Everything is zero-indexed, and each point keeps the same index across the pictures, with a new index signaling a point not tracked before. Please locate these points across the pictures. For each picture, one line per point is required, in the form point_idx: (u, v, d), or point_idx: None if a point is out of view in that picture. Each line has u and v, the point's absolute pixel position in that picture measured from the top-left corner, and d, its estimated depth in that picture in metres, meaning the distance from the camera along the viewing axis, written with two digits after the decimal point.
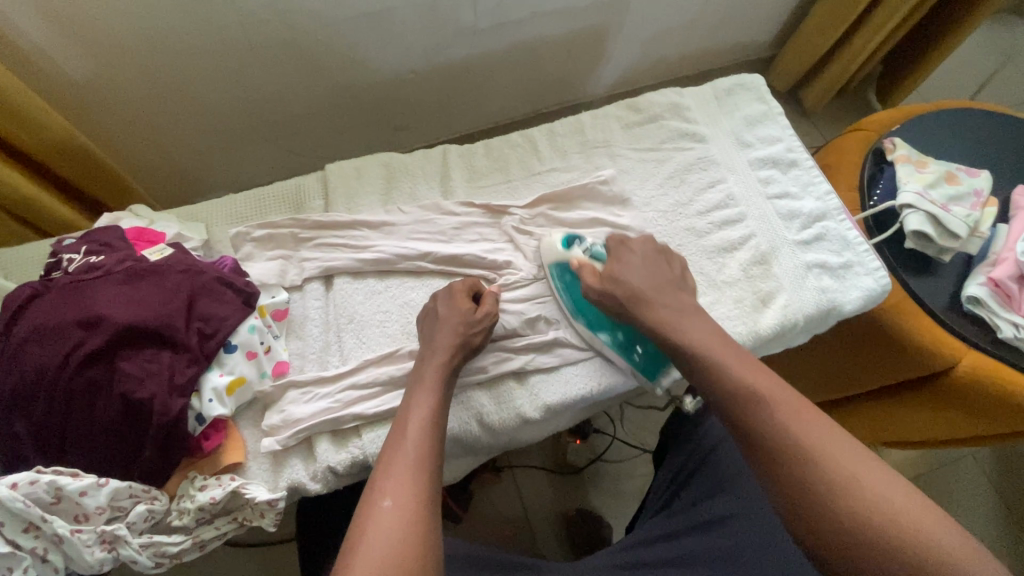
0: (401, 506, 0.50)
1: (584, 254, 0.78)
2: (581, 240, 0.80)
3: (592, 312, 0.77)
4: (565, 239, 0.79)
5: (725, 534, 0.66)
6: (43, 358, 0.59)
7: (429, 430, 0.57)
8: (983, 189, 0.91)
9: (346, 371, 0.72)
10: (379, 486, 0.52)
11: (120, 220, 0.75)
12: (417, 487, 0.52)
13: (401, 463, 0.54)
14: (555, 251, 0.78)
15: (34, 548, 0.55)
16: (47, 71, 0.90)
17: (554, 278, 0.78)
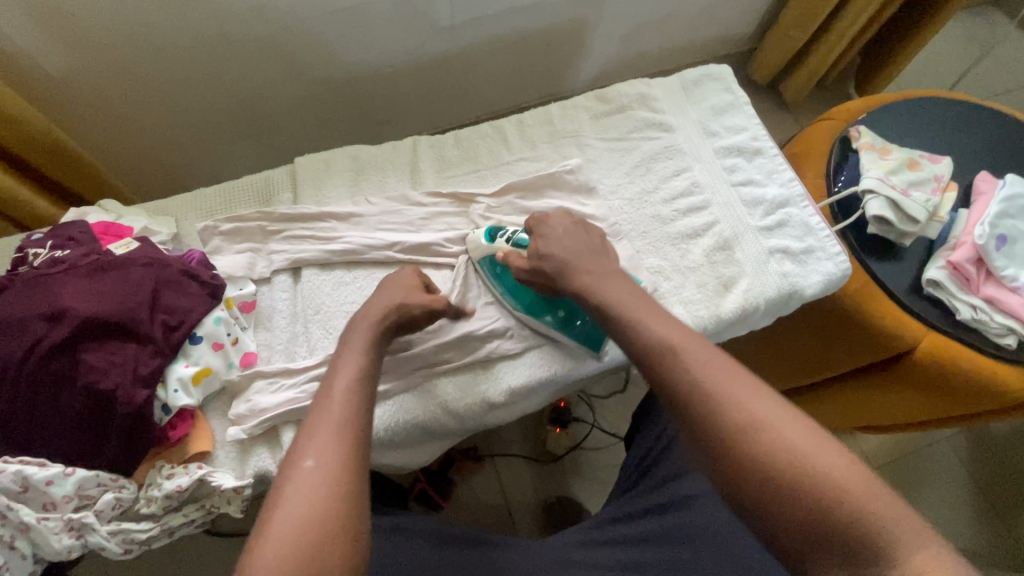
0: (326, 462, 0.47)
1: (506, 243, 0.78)
2: (503, 230, 0.79)
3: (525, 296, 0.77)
4: (489, 233, 0.80)
5: (689, 514, 0.69)
6: (7, 350, 0.59)
7: (358, 388, 0.54)
8: (943, 175, 0.93)
9: (313, 360, 0.73)
10: (307, 445, 0.48)
11: (87, 214, 0.76)
12: (340, 444, 0.49)
13: (330, 423, 0.50)
14: (480, 247, 0.79)
15: (1, 534, 0.57)
16: (23, 71, 0.90)
17: (486, 268, 0.80)
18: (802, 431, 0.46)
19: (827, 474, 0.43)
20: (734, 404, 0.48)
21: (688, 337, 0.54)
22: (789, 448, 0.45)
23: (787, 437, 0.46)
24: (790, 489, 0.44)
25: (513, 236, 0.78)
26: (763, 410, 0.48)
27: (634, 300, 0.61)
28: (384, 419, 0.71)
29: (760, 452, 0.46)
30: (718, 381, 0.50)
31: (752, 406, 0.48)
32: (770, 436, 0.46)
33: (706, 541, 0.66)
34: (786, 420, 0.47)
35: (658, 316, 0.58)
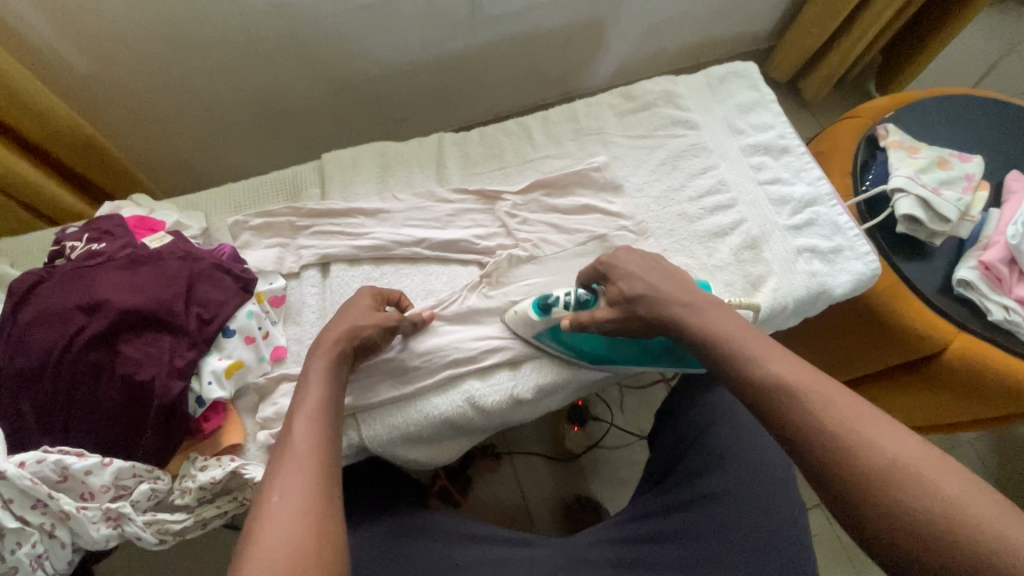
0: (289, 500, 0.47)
1: (567, 310, 0.74)
2: (553, 296, 0.74)
3: (603, 346, 0.74)
4: (537, 305, 0.74)
5: (717, 509, 0.68)
6: (47, 341, 0.60)
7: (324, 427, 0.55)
8: (974, 174, 0.92)
9: None
10: (277, 488, 0.48)
11: (121, 209, 0.77)
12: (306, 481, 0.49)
13: (296, 466, 0.50)
14: (533, 323, 0.74)
15: (42, 523, 0.57)
16: (53, 65, 0.91)
17: (550, 341, 0.75)
18: (949, 474, 0.42)
19: (979, 519, 0.39)
20: (863, 440, 0.45)
21: (810, 375, 0.52)
22: (935, 490, 0.41)
23: (934, 480, 0.42)
24: (941, 532, 0.39)
25: (572, 298, 0.74)
26: (902, 450, 0.44)
27: (738, 333, 0.59)
28: (413, 415, 0.72)
29: (901, 493, 0.42)
30: (841, 416, 0.47)
31: (882, 440, 0.45)
32: (910, 477, 0.42)
33: (736, 537, 0.65)
34: (929, 460, 0.43)
35: (772, 349, 0.56)
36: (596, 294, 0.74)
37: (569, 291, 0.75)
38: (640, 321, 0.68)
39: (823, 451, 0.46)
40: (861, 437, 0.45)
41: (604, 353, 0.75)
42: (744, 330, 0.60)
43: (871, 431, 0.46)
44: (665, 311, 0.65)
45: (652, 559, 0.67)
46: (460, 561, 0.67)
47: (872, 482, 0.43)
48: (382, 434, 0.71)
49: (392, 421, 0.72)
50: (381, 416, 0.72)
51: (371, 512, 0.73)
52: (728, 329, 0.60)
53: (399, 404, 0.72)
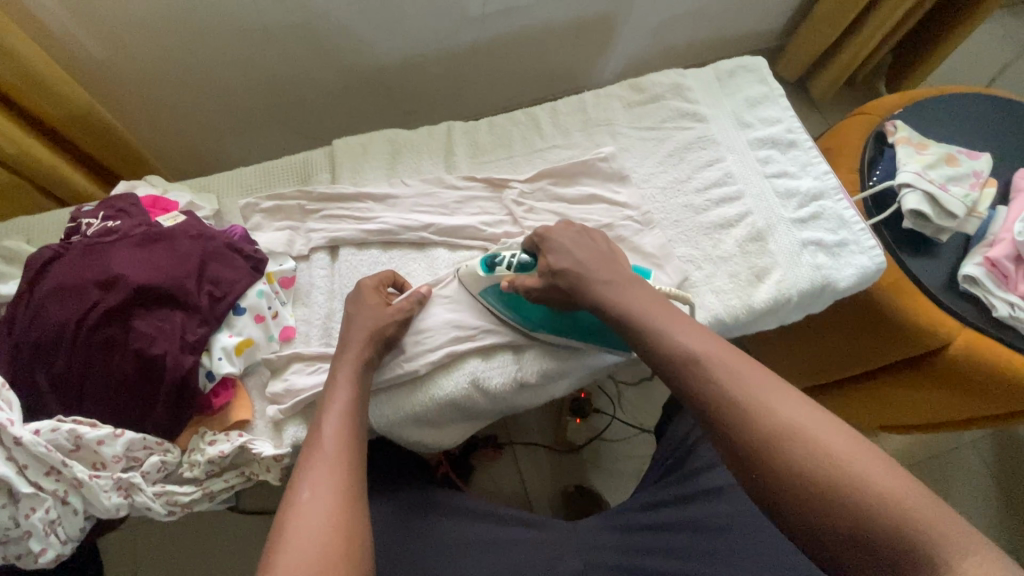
0: (319, 498, 0.52)
1: (509, 270, 0.75)
2: (500, 257, 0.76)
3: (538, 315, 0.75)
4: (485, 262, 0.76)
5: (721, 504, 0.70)
6: (64, 314, 0.62)
7: (348, 427, 0.60)
8: (982, 171, 0.92)
9: None
10: (306, 492, 0.53)
11: (135, 188, 0.79)
12: (337, 481, 0.54)
13: (323, 466, 0.55)
14: (478, 279, 0.76)
15: (55, 490, 0.59)
16: (70, 49, 0.93)
17: (490, 301, 0.76)
18: (841, 437, 0.45)
19: (867, 478, 0.42)
20: (770, 411, 0.48)
21: (719, 348, 0.54)
22: (828, 453, 0.45)
23: (828, 444, 0.45)
24: (830, 494, 0.43)
25: (515, 259, 0.75)
26: (799, 415, 0.47)
27: (653, 308, 0.61)
28: (420, 398, 0.73)
29: (794, 454, 0.45)
30: (751, 391, 0.50)
31: (786, 411, 0.48)
32: (802, 441, 0.46)
33: (739, 530, 0.67)
34: (822, 426, 0.47)
35: (682, 324, 0.58)
36: (536, 257, 0.75)
37: (516, 253, 0.76)
38: (562, 293, 0.70)
39: (732, 422, 0.49)
40: (768, 408, 0.48)
41: (538, 321, 0.75)
42: (658, 306, 0.61)
43: (768, 397, 0.49)
44: (590, 287, 0.66)
45: (654, 546, 0.69)
46: (477, 542, 0.69)
47: (773, 449, 0.46)
48: (390, 415, 0.73)
49: (399, 403, 0.73)
50: (389, 398, 0.73)
51: (376, 490, 0.75)
52: (644, 305, 0.62)
53: (407, 388, 0.74)
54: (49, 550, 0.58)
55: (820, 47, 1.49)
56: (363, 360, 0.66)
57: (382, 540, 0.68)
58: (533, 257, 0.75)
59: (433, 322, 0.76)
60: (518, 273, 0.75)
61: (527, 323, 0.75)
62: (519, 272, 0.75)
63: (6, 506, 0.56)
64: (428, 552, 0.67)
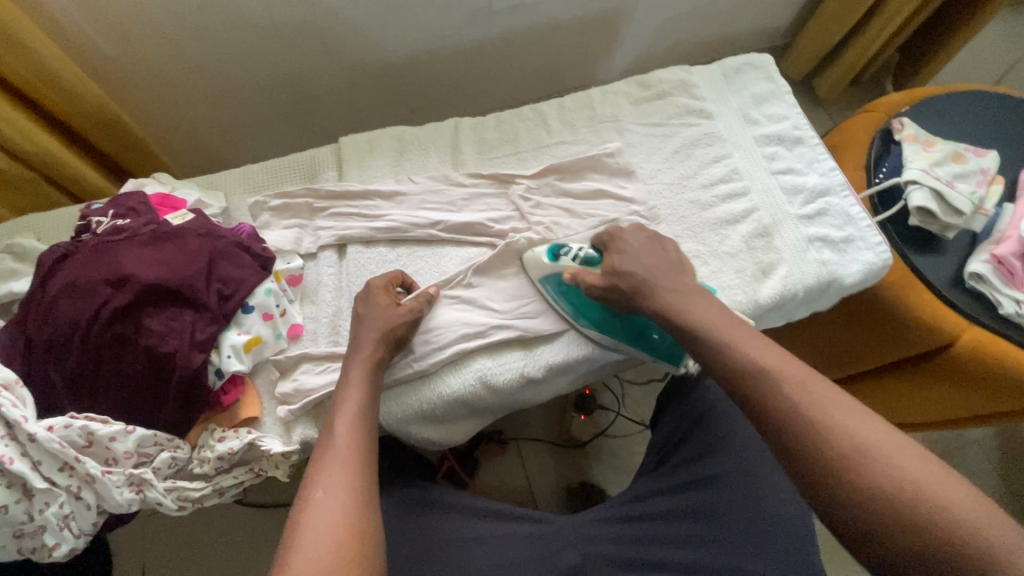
0: (333, 497, 0.53)
1: (574, 261, 0.78)
2: (568, 248, 0.79)
3: (596, 313, 0.77)
4: (551, 250, 0.79)
5: (718, 492, 0.70)
6: (75, 311, 0.62)
7: (361, 426, 0.61)
8: (989, 168, 0.92)
9: None
10: (319, 488, 0.54)
11: (144, 185, 0.79)
12: (351, 480, 0.55)
13: (336, 462, 0.56)
14: (541, 266, 0.79)
15: (69, 485, 0.59)
16: (80, 45, 0.93)
17: (550, 289, 0.78)
18: (913, 458, 0.47)
19: (937, 496, 0.45)
20: (831, 422, 0.50)
21: (792, 366, 0.56)
22: (901, 472, 0.46)
23: (903, 464, 0.47)
24: (900, 508, 0.45)
25: (581, 252, 0.78)
26: (871, 434, 0.49)
27: (722, 323, 0.62)
28: (427, 395, 0.73)
29: (871, 471, 0.47)
30: (824, 406, 0.52)
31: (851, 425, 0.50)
32: (875, 460, 0.47)
33: (735, 518, 0.68)
34: (896, 447, 0.48)
35: (752, 340, 0.59)
36: (602, 253, 0.77)
37: (582, 247, 0.79)
38: (622, 295, 0.71)
39: (805, 435, 0.50)
40: (841, 425, 0.50)
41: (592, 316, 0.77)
42: (729, 320, 0.63)
43: (843, 416, 0.51)
44: (656, 294, 0.68)
45: (652, 536, 0.69)
46: (477, 536, 0.70)
47: (847, 463, 0.48)
48: (396, 411, 0.73)
49: (406, 399, 0.73)
50: (395, 394, 0.74)
51: (384, 484, 0.76)
52: (710, 319, 0.63)
53: (412, 385, 0.74)
54: (62, 545, 0.59)
55: (826, 43, 1.48)
56: (373, 356, 0.67)
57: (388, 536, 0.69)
58: (599, 253, 0.78)
59: (440, 320, 0.76)
60: (581, 266, 0.77)
61: (584, 315, 0.77)
62: (584, 265, 0.77)
63: (20, 502, 0.56)
64: (429, 545, 0.69)
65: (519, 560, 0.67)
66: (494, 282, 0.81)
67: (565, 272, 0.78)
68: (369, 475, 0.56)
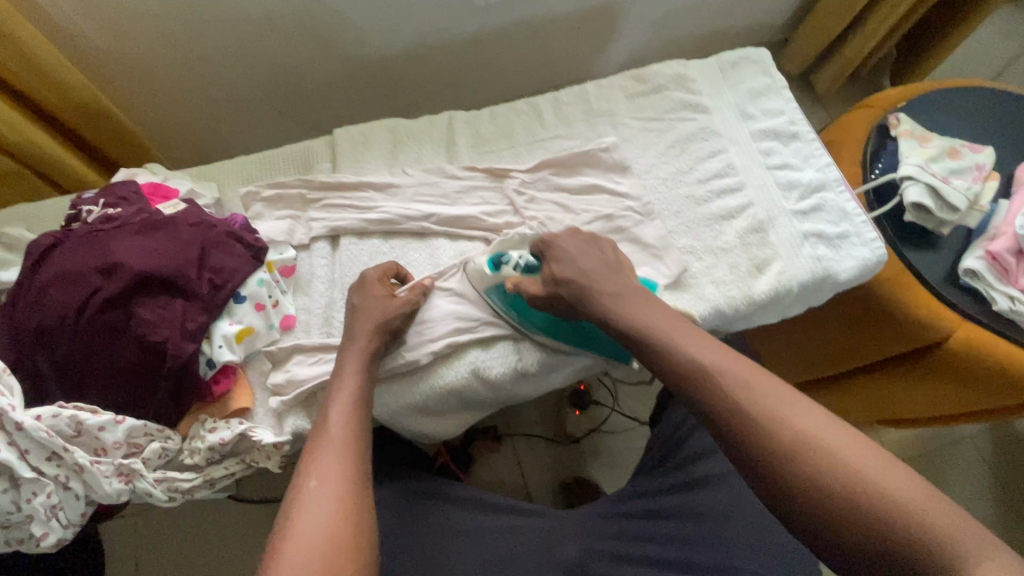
0: (327, 488, 0.52)
1: (516, 270, 0.76)
2: (507, 257, 0.77)
3: (545, 319, 0.75)
4: (492, 261, 0.77)
5: (716, 491, 0.71)
6: (64, 300, 0.62)
7: (355, 415, 0.60)
8: (985, 164, 0.92)
9: None
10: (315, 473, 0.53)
11: (136, 175, 0.79)
12: (344, 471, 0.54)
13: (331, 452, 0.56)
14: (484, 276, 0.76)
15: (57, 475, 0.59)
16: (71, 37, 0.93)
17: (495, 299, 0.76)
18: (860, 454, 0.47)
19: (890, 494, 0.44)
20: (786, 422, 0.50)
21: (741, 366, 0.55)
22: (852, 471, 0.46)
23: (852, 460, 0.47)
24: (851, 506, 0.45)
25: (522, 261, 0.76)
26: (818, 430, 0.49)
27: (669, 325, 0.62)
28: (420, 386, 0.73)
29: (819, 470, 0.47)
30: (770, 407, 0.51)
31: (810, 428, 0.49)
32: (823, 458, 0.47)
33: (732, 517, 0.68)
34: (845, 443, 0.48)
35: (700, 341, 0.59)
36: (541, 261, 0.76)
37: (523, 256, 0.77)
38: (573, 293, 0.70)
39: (763, 436, 0.50)
40: (787, 425, 0.50)
41: (541, 324, 0.75)
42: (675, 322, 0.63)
43: (795, 416, 0.50)
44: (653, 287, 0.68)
45: (649, 533, 0.70)
46: (481, 531, 0.70)
47: (796, 462, 0.48)
48: (389, 402, 0.73)
49: (398, 391, 0.73)
50: (389, 386, 0.73)
51: (376, 477, 0.75)
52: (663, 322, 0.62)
53: (404, 377, 0.74)
54: (50, 534, 0.59)
55: (823, 40, 1.48)
56: (366, 347, 0.67)
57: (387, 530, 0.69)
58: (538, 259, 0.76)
59: (435, 313, 0.76)
60: (522, 275, 0.76)
61: (533, 325, 0.75)
62: (525, 273, 0.76)
63: (8, 491, 0.56)
64: (431, 541, 0.68)
65: (515, 555, 0.67)
66: None
67: (508, 280, 0.76)
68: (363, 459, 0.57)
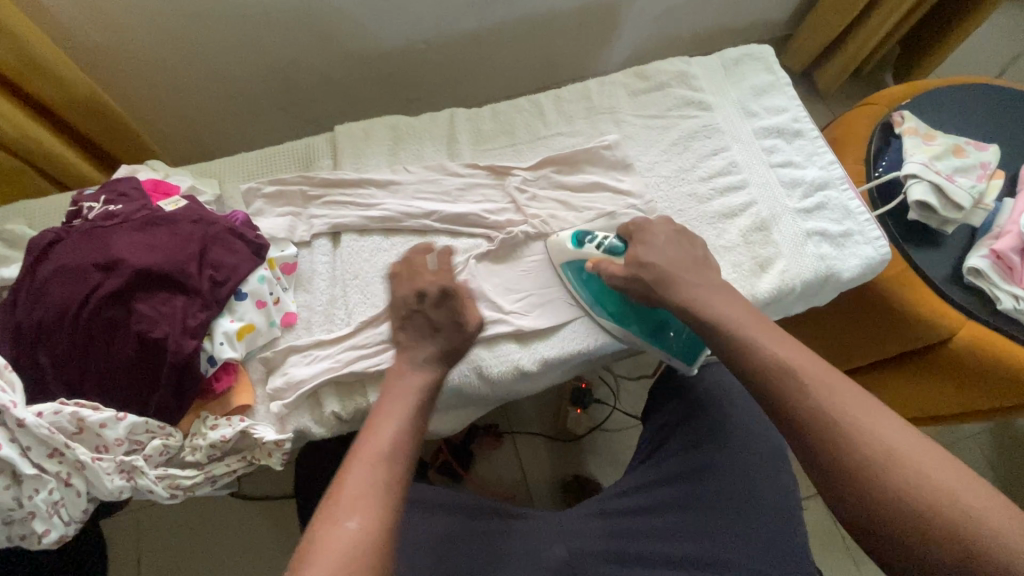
0: (366, 529, 0.49)
1: (598, 250, 0.78)
2: (592, 236, 0.79)
3: (616, 305, 0.77)
4: (576, 237, 0.79)
5: (707, 484, 0.70)
6: (65, 297, 0.62)
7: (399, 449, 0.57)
8: (990, 162, 0.91)
9: (346, 333, 0.74)
10: (345, 501, 0.51)
11: (136, 172, 0.78)
12: (381, 509, 0.51)
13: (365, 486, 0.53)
14: (565, 251, 0.79)
15: (59, 472, 0.59)
16: (72, 33, 0.92)
17: (571, 277, 0.79)
18: (952, 471, 0.48)
19: (970, 507, 0.46)
20: (866, 433, 0.51)
21: (827, 374, 0.56)
22: (935, 485, 0.47)
23: (936, 475, 0.48)
24: (934, 519, 0.46)
25: (605, 242, 0.78)
26: (903, 444, 0.50)
27: (752, 324, 0.63)
28: None
29: (897, 479, 0.48)
30: (851, 416, 0.53)
31: (889, 439, 0.51)
32: (907, 471, 0.49)
33: (723, 510, 0.68)
34: (930, 459, 0.49)
35: (782, 343, 0.60)
36: (627, 245, 0.77)
37: (608, 236, 0.78)
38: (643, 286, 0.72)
39: (835, 443, 0.52)
40: (865, 434, 0.51)
41: (617, 310, 0.77)
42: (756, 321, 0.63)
43: (878, 428, 0.51)
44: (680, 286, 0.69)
45: (640, 530, 0.69)
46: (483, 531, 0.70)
47: (875, 472, 0.49)
48: None
49: None
50: None
51: None
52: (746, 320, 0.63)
53: None
54: (52, 532, 0.58)
55: (827, 37, 1.47)
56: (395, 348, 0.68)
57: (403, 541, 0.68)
58: (623, 243, 0.77)
59: None
60: (605, 255, 0.77)
61: (608, 310, 0.77)
62: (608, 254, 0.77)
63: (9, 488, 0.56)
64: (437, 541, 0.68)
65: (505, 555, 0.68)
66: (488, 273, 0.80)
67: (588, 258, 0.78)
68: (397, 489, 0.54)
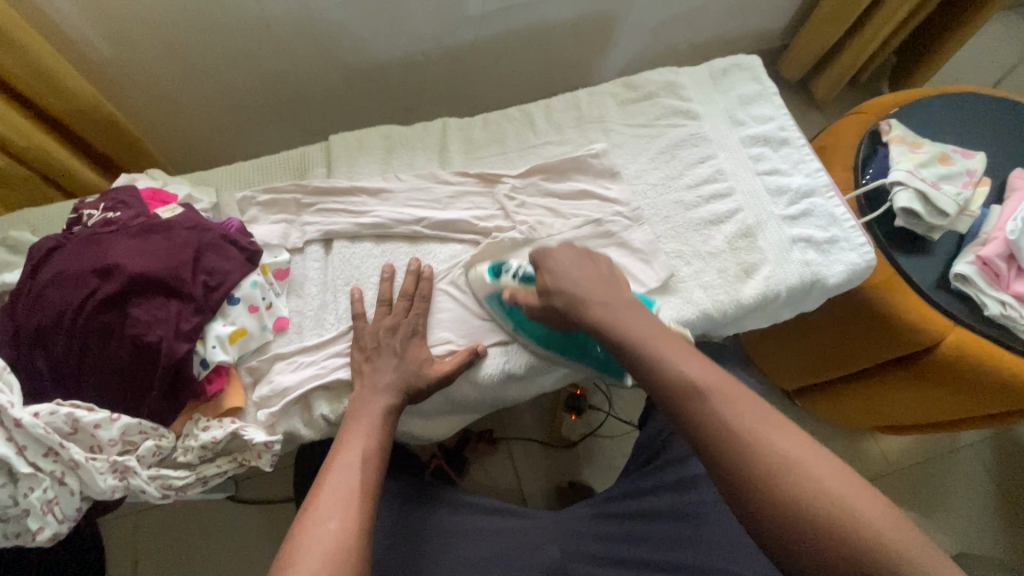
0: (345, 530, 0.53)
1: (513, 279, 0.78)
2: (507, 265, 0.79)
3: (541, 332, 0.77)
4: (491, 270, 0.79)
5: (696, 493, 0.73)
6: (64, 300, 0.64)
7: (369, 461, 0.61)
8: (976, 169, 0.92)
9: (328, 340, 0.76)
10: (321, 509, 0.54)
11: (136, 181, 0.81)
12: (358, 513, 0.55)
13: (337, 495, 0.56)
14: (484, 283, 0.79)
15: (53, 471, 0.60)
16: (80, 48, 0.96)
17: (494, 309, 0.78)
18: (826, 467, 0.48)
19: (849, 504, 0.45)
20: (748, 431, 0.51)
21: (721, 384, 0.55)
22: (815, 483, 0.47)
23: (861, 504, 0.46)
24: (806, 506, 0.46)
25: (519, 271, 0.78)
26: (825, 476, 0.47)
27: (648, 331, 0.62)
28: None
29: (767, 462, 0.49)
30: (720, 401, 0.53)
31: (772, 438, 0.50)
32: (828, 501, 0.46)
33: (709, 518, 0.70)
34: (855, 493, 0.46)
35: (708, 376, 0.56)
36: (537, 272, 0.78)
37: (522, 264, 0.79)
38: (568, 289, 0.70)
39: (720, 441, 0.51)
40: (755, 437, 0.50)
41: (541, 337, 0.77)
42: (674, 346, 0.60)
43: (800, 462, 0.48)
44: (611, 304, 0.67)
45: (635, 535, 0.72)
46: (479, 530, 0.72)
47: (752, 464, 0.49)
48: None
49: None
50: None
51: None
52: (655, 338, 0.61)
53: None
54: (46, 529, 0.60)
55: (820, 47, 1.49)
56: (388, 356, 0.71)
57: (397, 538, 0.69)
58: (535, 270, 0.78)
59: (431, 324, 0.78)
60: (521, 283, 0.78)
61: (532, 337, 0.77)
62: (522, 283, 0.78)
63: (5, 486, 0.58)
64: (424, 541, 0.70)
65: (500, 555, 0.69)
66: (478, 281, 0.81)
67: (506, 289, 0.78)
68: (368, 498, 0.57)
